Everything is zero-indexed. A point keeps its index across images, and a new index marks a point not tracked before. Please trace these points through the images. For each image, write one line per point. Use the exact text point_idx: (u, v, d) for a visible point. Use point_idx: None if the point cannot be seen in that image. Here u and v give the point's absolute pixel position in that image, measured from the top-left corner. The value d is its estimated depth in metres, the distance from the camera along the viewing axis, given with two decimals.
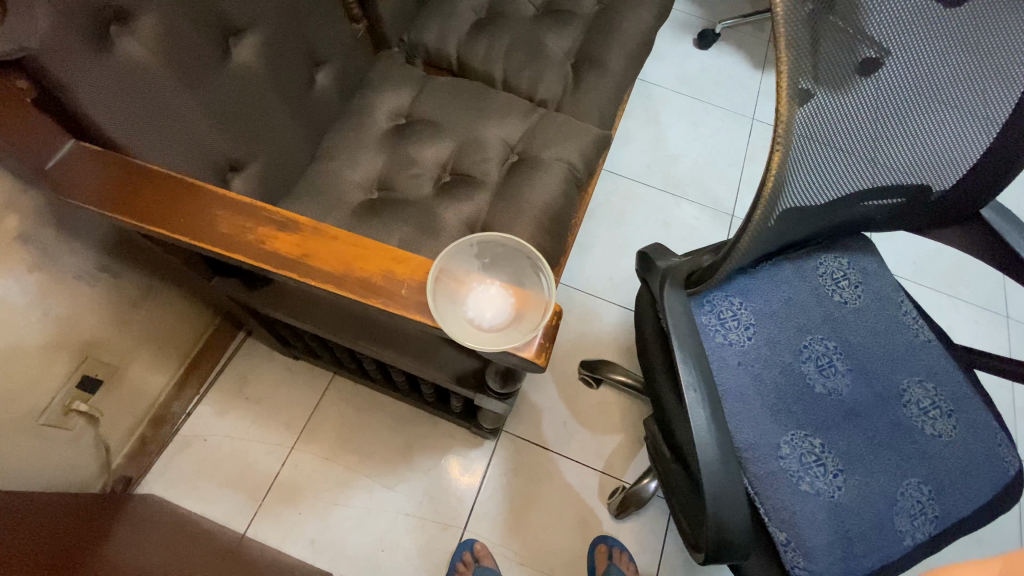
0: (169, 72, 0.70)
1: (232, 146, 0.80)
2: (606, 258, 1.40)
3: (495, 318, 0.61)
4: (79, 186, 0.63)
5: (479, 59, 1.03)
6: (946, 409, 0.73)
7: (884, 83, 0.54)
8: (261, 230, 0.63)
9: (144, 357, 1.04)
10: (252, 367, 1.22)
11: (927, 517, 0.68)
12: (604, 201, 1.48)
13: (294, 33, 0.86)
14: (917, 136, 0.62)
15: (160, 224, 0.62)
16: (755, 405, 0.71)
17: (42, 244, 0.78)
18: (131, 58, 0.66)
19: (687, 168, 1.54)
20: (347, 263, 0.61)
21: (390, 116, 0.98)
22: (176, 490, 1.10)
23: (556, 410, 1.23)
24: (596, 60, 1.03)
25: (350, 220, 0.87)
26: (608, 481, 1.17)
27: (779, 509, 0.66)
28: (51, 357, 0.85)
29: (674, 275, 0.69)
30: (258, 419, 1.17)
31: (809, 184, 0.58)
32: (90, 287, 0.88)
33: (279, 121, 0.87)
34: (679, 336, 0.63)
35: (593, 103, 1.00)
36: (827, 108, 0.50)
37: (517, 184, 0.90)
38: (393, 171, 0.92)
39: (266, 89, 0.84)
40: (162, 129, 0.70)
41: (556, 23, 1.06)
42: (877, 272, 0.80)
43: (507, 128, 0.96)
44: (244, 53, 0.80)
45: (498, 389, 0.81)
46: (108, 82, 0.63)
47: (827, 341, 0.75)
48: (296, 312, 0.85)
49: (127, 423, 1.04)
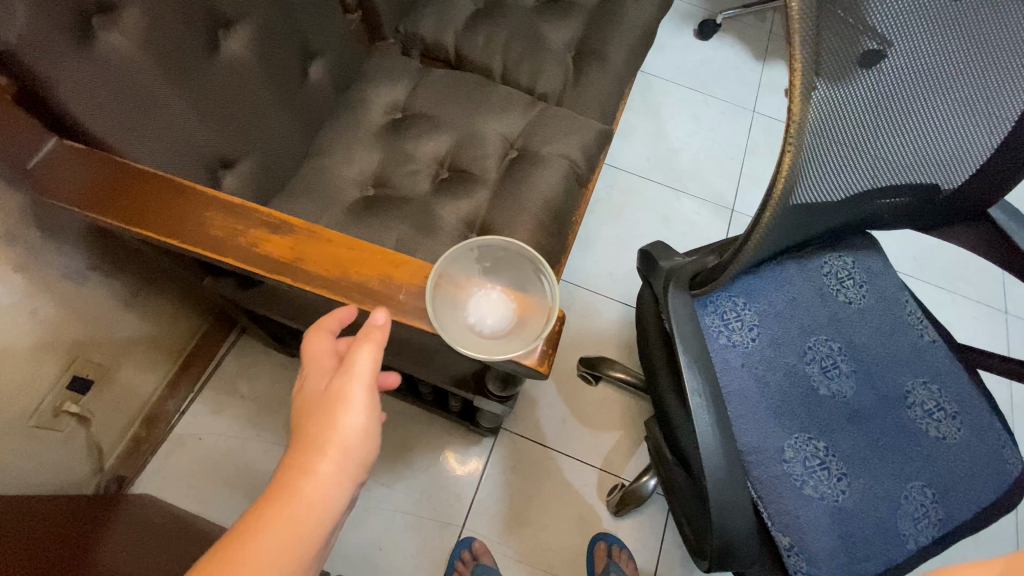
0: (155, 66, 0.67)
1: (222, 143, 0.77)
2: (606, 254, 1.39)
3: (496, 325, 0.60)
4: (65, 186, 0.61)
5: (477, 51, 1.00)
6: (950, 411, 0.72)
7: (892, 77, 0.52)
8: (252, 233, 0.61)
9: (136, 357, 1.01)
10: (248, 365, 1.20)
11: (931, 519, 0.67)
12: (604, 196, 1.46)
13: (285, 23, 0.83)
14: (929, 132, 0.60)
15: (149, 226, 0.60)
16: (760, 408, 0.70)
17: (28, 243, 0.76)
18: (115, 51, 0.63)
19: (687, 162, 1.52)
20: (342, 266, 0.60)
21: (387, 111, 0.95)
22: (171, 490, 1.09)
23: (555, 407, 1.23)
24: (596, 52, 1.00)
25: (345, 217, 0.85)
26: (607, 479, 1.17)
27: (783, 513, 0.65)
28: (41, 357, 0.83)
29: (678, 275, 0.68)
30: (254, 418, 1.16)
31: (818, 182, 0.56)
32: (78, 286, 0.86)
33: (273, 115, 0.84)
34: (683, 339, 0.62)
35: (594, 97, 0.98)
36: (836, 104, 0.49)
37: (517, 181, 0.88)
38: (390, 168, 0.90)
39: (258, 83, 0.81)
40: (147, 126, 0.67)
41: (556, 14, 1.03)
42: (883, 272, 0.79)
43: (506, 122, 0.93)
44: (235, 45, 0.77)
45: (498, 393, 0.79)
46: (88, 76, 0.60)
47: (832, 342, 0.74)
48: (291, 314, 0.83)
49: (120, 423, 1.03)
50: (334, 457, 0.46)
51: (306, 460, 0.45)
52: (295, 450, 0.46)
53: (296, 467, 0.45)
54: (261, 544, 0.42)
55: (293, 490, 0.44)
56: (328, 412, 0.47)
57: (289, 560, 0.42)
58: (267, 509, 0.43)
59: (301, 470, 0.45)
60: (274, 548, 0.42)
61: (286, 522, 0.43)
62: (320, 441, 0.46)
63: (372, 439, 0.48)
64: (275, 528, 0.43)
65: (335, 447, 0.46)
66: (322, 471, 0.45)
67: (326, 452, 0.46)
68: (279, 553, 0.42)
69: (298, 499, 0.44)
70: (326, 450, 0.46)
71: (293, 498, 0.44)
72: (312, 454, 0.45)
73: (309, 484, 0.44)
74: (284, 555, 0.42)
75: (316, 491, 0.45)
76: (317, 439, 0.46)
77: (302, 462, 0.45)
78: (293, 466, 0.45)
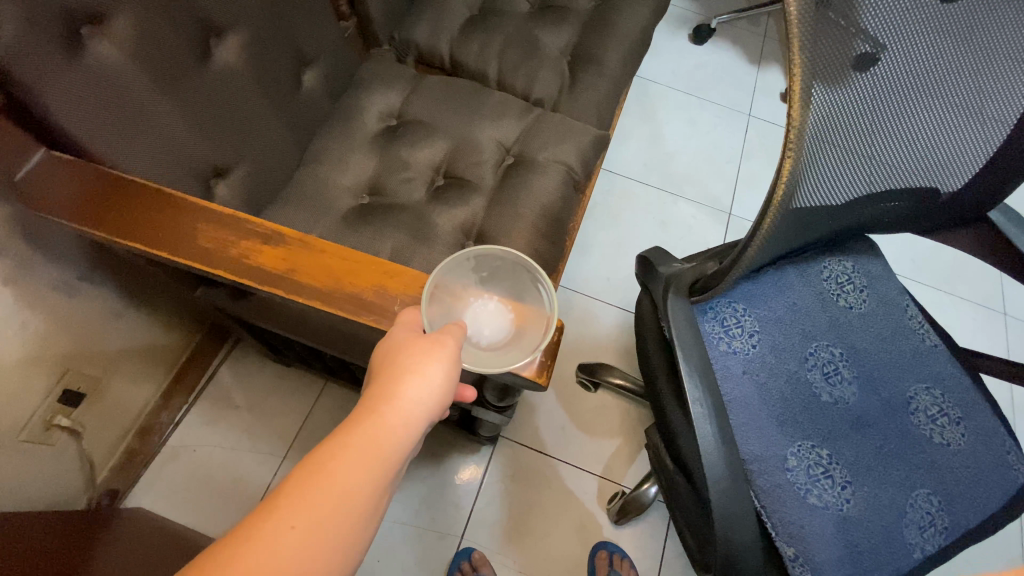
0: (145, 75, 0.66)
1: (215, 152, 0.76)
2: (604, 259, 1.38)
3: (494, 335, 0.58)
4: (54, 200, 0.60)
5: (472, 57, 1.00)
6: (954, 417, 0.71)
7: (890, 81, 0.51)
8: (244, 244, 0.60)
9: (129, 368, 1.00)
10: (243, 376, 1.19)
11: (937, 528, 0.66)
12: (601, 201, 1.45)
13: (278, 31, 0.83)
14: (928, 135, 0.60)
15: (139, 237, 0.60)
16: (761, 416, 0.69)
17: (18, 255, 0.74)
18: (104, 61, 0.62)
19: (684, 166, 1.52)
20: (336, 277, 0.59)
21: (381, 118, 0.94)
22: (165, 503, 1.07)
23: (554, 414, 1.22)
24: (592, 58, 1.00)
25: (340, 226, 0.84)
26: (607, 486, 1.16)
27: (787, 523, 0.64)
28: (31, 370, 0.82)
29: (678, 282, 0.67)
30: (249, 428, 1.14)
31: (818, 186, 0.56)
32: (69, 298, 0.84)
33: (266, 123, 0.83)
34: (683, 346, 0.61)
35: (590, 102, 0.97)
36: (836, 106, 0.48)
37: (513, 187, 0.87)
38: (385, 175, 0.89)
39: (251, 91, 0.80)
40: (136, 137, 0.66)
41: (551, 21, 1.03)
42: (883, 276, 0.78)
43: (502, 129, 0.93)
44: (227, 54, 0.77)
45: (497, 403, 0.79)
46: (77, 86, 0.59)
47: (833, 347, 0.74)
48: (284, 325, 0.81)
49: (113, 436, 1.01)
50: (420, 390, 0.45)
51: (392, 387, 0.44)
52: (379, 381, 0.45)
53: (380, 394, 0.44)
54: (342, 460, 0.40)
55: (377, 414, 0.43)
56: (418, 350, 0.47)
57: (366, 483, 0.40)
58: (349, 428, 0.41)
59: (387, 395, 0.43)
60: (355, 467, 0.40)
61: (368, 444, 0.41)
62: (405, 372, 0.45)
63: (452, 386, 0.47)
64: (357, 447, 0.41)
65: (420, 382, 0.45)
66: (406, 400, 0.44)
67: (414, 384, 0.44)
68: (359, 474, 0.40)
69: (381, 424, 0.42)
70: (413, 382, 0.44)
71: (377, 423, 0.42)
72: (398, 383, 0.44)
73: (394, 410, 0.43)
74: (363, 475, 0.40)
75: (399, 420, 0.43)
76: (404, 371, 0.45)
77: (387, 390, 0.44)
78: (377, 394, 0.44)
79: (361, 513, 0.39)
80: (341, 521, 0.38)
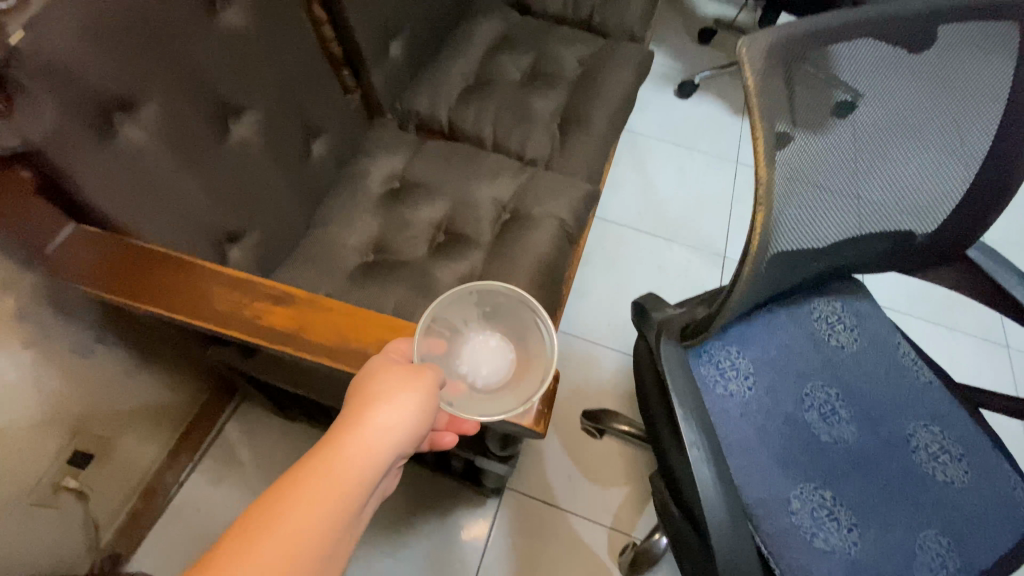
0: (168, 152, 0.72)
1: (229, 219, 0.81)
2: (603, 305, 1.41)
3: (492, 376, 0.58)
4: (81, 271, 0.65)
5: (468, 122, 1.07)
6: (955, 453, 0.72)
7: (856, 129, 0.56)
8: (256, 305, 0.64)
9: (137, 428, 1.02)
10: (249, 432, 1.19)
11: (950, 570, 0.65)
12: (597, 249, 1.50)
13: (290, 107, 0.90)
14: (903, 174, 0.63)
15: (161, 304, 0.64)
16: (762, 458, 0.70)
17: (40, 322, 0.78)
18: (131, 144, 0.68)
19: (676, 212, 1.57)
20: (343, 333, 0.62)
21: (385, 180, 1.01)
22: (167, 567, 1.05)
23: (560, 462, 1.21)
24: (581, 118, 1.07)
25: (346, 283, 0.88)
26: (617, 537, 1.13)
27: (795, 569, 0.64)
28: (43, 433, 0.84)
29: (669, 327, 0.70)
30: (254, 486, 1.14)
31: (801, 227, 0.58)
32: (85, 360, 0.87)
33: (278, 191, 0.89)
34: (678, 392, 0.63)
35: (581, 159, 1.03)
36: (809, 153, 0.52)
37: (510, 242, 0.91)
38: (388, 234, 0.94)
39: (265, 162, 0.86)
40: (157, 208, 0.71)
41: (541, 87, 1.11)
42: (871, 314, 0.81)
43: (498, 187, 0.98)
44: (243, 130, 0.83)
45: (500, 451, 0.80)
46: (107, 167, 0.65)
47: (829, 387, 0.75)
48: (291, 380, 0.84)
49: (117, 496, 1.01)
50: (389, 417, 0.44)
51: (361, 415, 0.44)
52: (348, 410, 0.45)
53: (349, 422, 0.43)
54: (305, 490, 0.39)
55: (343, 442, 0.42)
56: (391, 379, 0.47)
57: (327, 514, 0.38)
58: (315, 456, 0.41)
59: (354, 424, 0.43)
60: (317, 496, 0.39)
61: (332, 474, 0.40)
62: (374, 400, 0.45)
63: (424, 414, 0.47)
64: (322, 475, 0.40)
65: (390, 409, 0.45)
66: (374, 427, 0.43)
67: (384, 411, 0.44)
68: (322, 502, 0.39)
69: (347, 451, 0.41)
70: (382, 409, 0.44)
71: (342, 451, 0.41)
72: (367, 411, 0.44)
73: (360, 438, 0.42)
74: (325, 504, 0.39)
75: (364, 448, 0.42)
76: (376, 399, 0.45)
77: (355, 418, 0.43)
78: (345, 423, 0.43)
79: (322, 546, 0.37)
80: (299, 555, 0.36)
